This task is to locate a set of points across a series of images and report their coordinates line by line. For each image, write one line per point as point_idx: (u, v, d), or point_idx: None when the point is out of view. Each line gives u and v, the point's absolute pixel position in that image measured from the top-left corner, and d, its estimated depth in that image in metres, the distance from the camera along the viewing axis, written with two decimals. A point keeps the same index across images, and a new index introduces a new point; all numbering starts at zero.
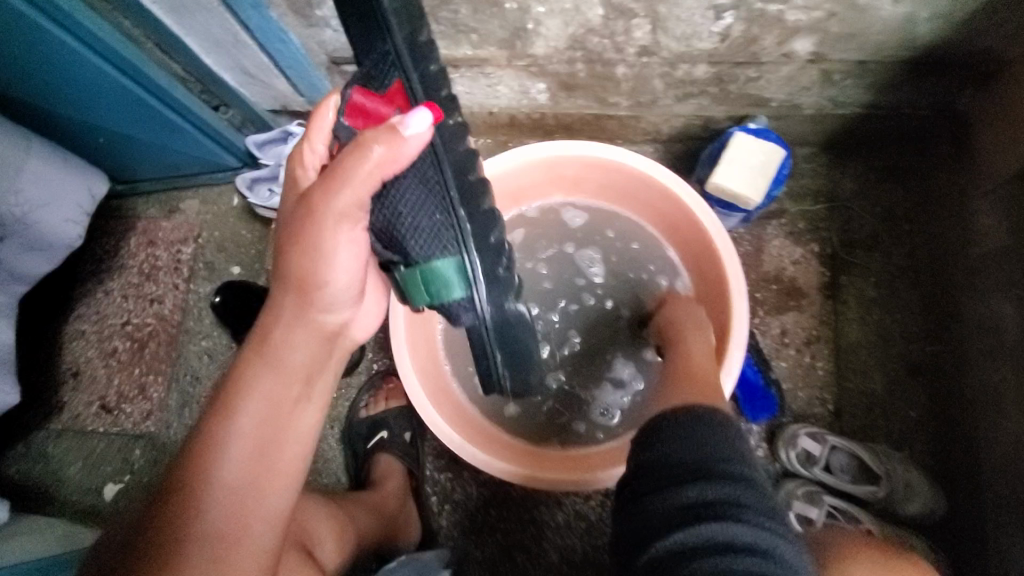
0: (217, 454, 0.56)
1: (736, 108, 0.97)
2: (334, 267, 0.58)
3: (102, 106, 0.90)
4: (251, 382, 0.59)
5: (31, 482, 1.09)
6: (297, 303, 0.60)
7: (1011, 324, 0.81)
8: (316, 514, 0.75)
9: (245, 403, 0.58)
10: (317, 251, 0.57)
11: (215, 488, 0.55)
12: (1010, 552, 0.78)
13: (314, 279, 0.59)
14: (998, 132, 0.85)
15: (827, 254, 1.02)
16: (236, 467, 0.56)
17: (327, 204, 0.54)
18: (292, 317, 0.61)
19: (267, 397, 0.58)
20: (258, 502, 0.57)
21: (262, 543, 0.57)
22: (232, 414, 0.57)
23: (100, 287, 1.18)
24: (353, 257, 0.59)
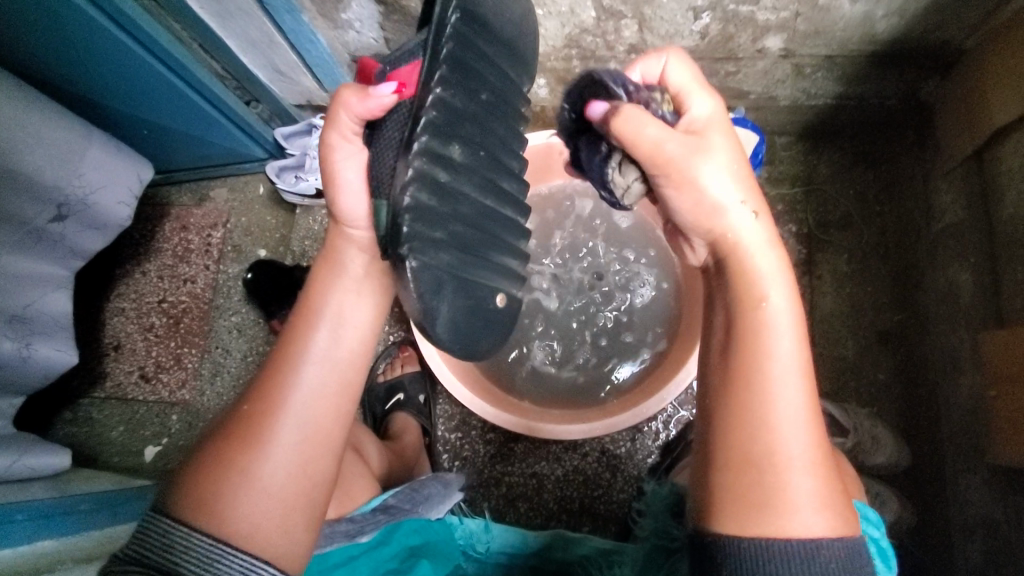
0: (293, 361, 0.65)
1: (718, 100, 1.07)
2: (342, 196, 0.65)
3: (150, 101, 1.01)
4: (318, 288, 0.69)
5: (77, 444, 1.20)
6: (338, 227, 0.69)
7: (965, 289, 0.90)
8: (366, 439, 0.91)
9: (315, 306, 0.68)
10: (331, 179, 0.65)
11: (290, 386, 0.63)
12: (966, 495, 0.86)
13: (334, 205, 0.66)
14: (951, 118, 0.94)
15: (803, 233, 1.12)
16: (309, 373, 0.64)
17: (334, 135, 0.63)
18: (340, 244, 0.69)
19: (329, 314, 0.67)
20: (326, 404, 0.65)
21: (327, 441, 0.64)
22: (305, 318, 0.67)
23: (138, 268, 1.29)
24: (358, 174, 0.64)
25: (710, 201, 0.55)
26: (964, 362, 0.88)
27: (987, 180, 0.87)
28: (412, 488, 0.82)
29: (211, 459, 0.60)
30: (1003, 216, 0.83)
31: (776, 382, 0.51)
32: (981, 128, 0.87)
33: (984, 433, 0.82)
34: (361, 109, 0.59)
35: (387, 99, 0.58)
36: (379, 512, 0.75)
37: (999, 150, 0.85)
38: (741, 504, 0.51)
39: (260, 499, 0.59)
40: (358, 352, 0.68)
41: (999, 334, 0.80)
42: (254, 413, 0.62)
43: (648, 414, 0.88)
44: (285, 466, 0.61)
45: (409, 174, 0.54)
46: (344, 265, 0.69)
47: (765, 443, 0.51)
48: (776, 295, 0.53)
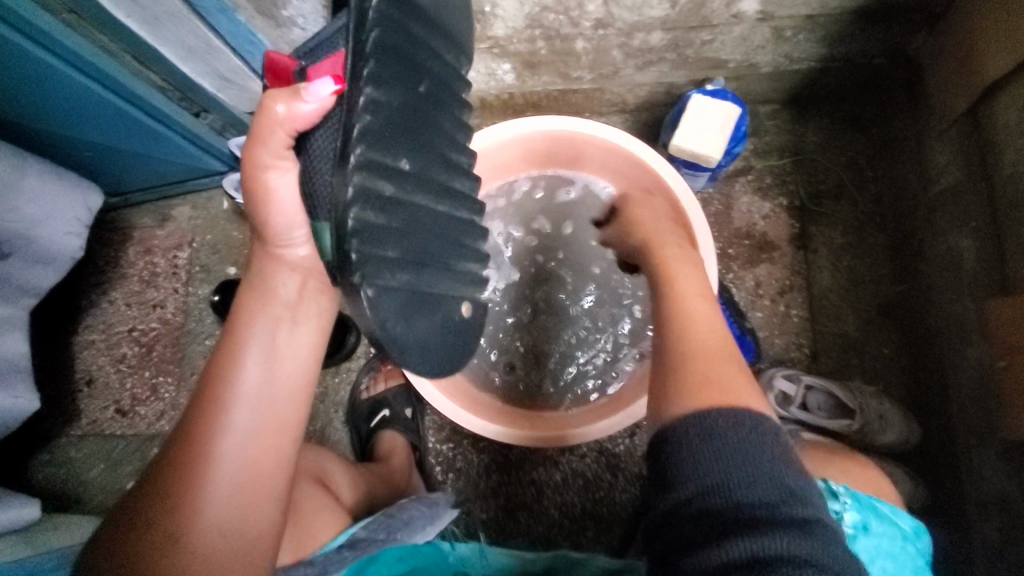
0: (218, 402, 0.58)
1: (696, 71, 1.00)
2: (274, 209, 0.56)
3: (86, 121, 0.94)
4: (245, 314, 0.61)
5: (58, 486, 1.15)
6: (267, 247, 0.61)
7: (968, 256, 0.84)
8: (332, 467, 0.85)
9: (244, 334, 0.60)
10: (257, 192, 0.56)
11: (218, 433, 0.57)
12: (980, 472, 0.81)
13: (263, 220, 0.58)
14: (942, 74, 0.88)
15: (795, 206, 1.06)
16: (240, 414, 0.58)
17: (261, 151, 0.53)
18: (271, 262, 0.61)
19: (258, 342, 0.60)
20: (265, 446, 0.59)
21: (265, 485, 0.58)
22: (234, 347, 0.60)
23: (104, 298, 1.23)
24: (291, 191, 0.55)
25: (640, 240, 0.78)
26: (970, 332, 0.84)
27: (983, 139, 0.81)
28: (388, 514, 0.77)
29: (138, 521, 0.54)
30: (1002, 177, 0.77)
31: (702, 314, 0.65)
32: (974, 83, 0.81)
33: (996, 407, 0.77)
34: (292, 119, 0.51)
35: (321, 108, 0.50)
36: (346, 549, 0.70)
37: (993, 105, 0.79)
38: (692, 392, 0.57)
39: (195, 564, 0.53)
40: (300, 382, 0.62)
41: (1006, 303, 0.75)
42: (179, 464, 0.55)
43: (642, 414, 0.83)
44: (218, 522, 0.55)
45: (350, 193, 0.46)
46: (273, 288, 0.61)
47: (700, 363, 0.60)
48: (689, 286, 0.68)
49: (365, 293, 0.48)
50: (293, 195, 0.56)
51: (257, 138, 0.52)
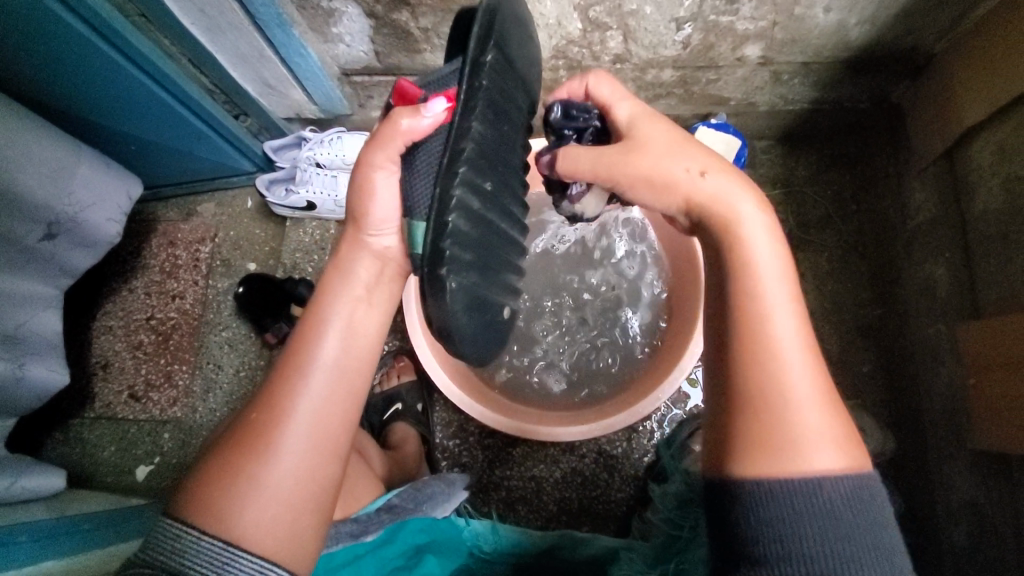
0: (299, 366, 0.61)
1: (700, 106, 1.10)
2: (375, 204, 0.66)
3: (138, 117, 1.01)
4: (331, 290, 0.67)
5: (69, 465, 1.18)
6: (357, 234, 0.68)
7: (942, 282, 0.94)
8: (368, 442, 0.92)
9: (330, 308, 0.65)
10: (362, 188, 0.65)
11: (297, 392, 0.60)
12: (951, 482, 0.89)
13: (361, 213, 0.67)
14: (921, 121, 0.99)
15: (785, 233, 1.15)
16: (317, 378, 0.61)
17: (372, 162, 0.64)
18: (355, 252, 0.68)
19: (338, 321, 0.65)
20: (336, 408, 0.61)
21: (338, 441, 0.61)
22: (318, 318, 0.65)
23: (125, 286, 1.28)
24: (392, 194, 0.66)
25: (711, 192, 0.57)
26: (943, 352, 0.92)
27: (957, 179, 0.92)
28: (415, 487, 0.78)
29: (217, 468, 0.57)
30: (975, 213, 0.87)
31: (775, 327, 0.51)
32: (951, 130, 0.92)
33: (965, 420, 0.85)
34: (413, 131, 0.61)
35: (438, 121, 0.60)
36: (382, 511, 0.73)
37: (968, 150, 0.90)
38: (753, 447, 0.48)
39: (269, 507, 0.56)
40: (364, 360, 0.65)
41: (976, 325, 0.84)
42: (260, 422, 0.59)
43: (645, 413, 0.89)
44: (294, 472, 0.58)
45: (452, 203, 0.57)
46: (352, 271, 0.68)
47: (773, 375, 0.49)
48: (762, 252, 0.54)
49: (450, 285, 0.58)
50: (392, 196, 0.66)
51: (377, 143, 0.62)
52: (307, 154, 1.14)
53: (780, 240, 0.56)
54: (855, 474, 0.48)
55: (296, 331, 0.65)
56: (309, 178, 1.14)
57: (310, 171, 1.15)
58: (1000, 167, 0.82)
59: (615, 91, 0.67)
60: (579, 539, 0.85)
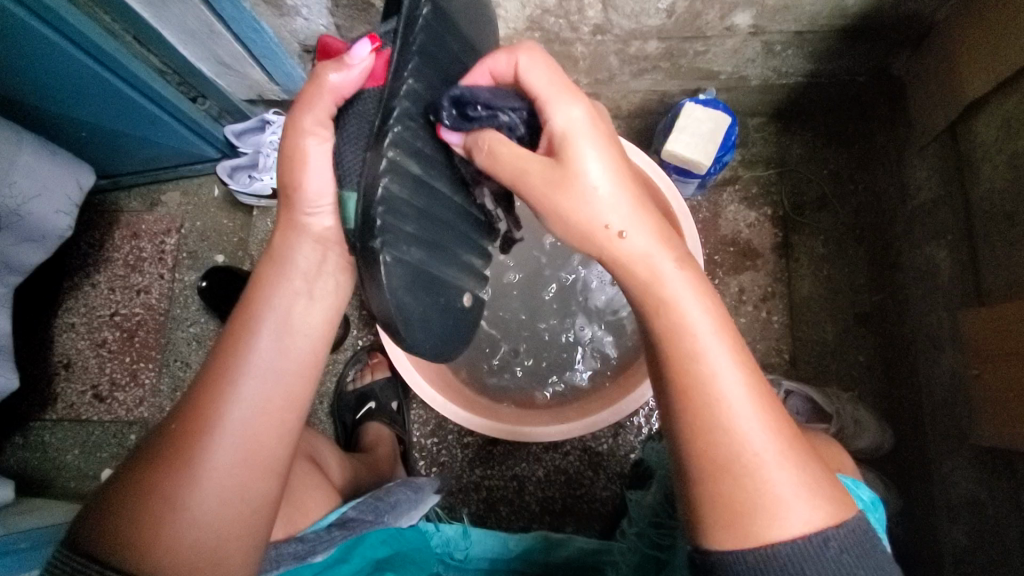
0: (229, 371, 0.57)
1: (688, 81, 1.03)
2: (308, 178, 0.58)
3: (84, 101, 0.94)
4: (264, 284, 0.61)
5: (32, 470, 1.13)
6: (292, 217, 0.61)
7: (944, 267, 0.88)
8: (325, 449, 0.86)
9: (263, 305, 0.60)
10: (291, 160, 0.57)
11: (224, 401, 0.56)
12: (951, 479, 0.84)
13: (293, 189, 0.59)
14: (923, 93, 0.92)
15: (779, 215, 1.09)
16: (248, 385, 0.57)
17: (302, 125, 0.56)
18: (293, 237, 0.61)
19: (273, 318, 0.60)
20: (271, 421, 0.58)
21: (269, 459, 0.57)
22: (249, 318, 0.60)
23: (87, 281, 1.22)
24: (325, 166, 0.57)
25: (636, 252, 0.53)
26: (944, 341, 0.87)
27: (961, 156, 0.85)
28: (376, 497, 0.77)
29: (132, 486, 0.53)
30: (979, 192, 0.81)
31: (721, 390, 0.49)
32: (954, 103, 0.85)
33: (968, 413, 0.80)
34: (341, 83, 0.54)
35: (366, 70, 0.54)
36: (336, 527, 0.70)
37: (973, 124, 0.83)
38: (721, 517, 0.49)
39: (189, 531, 0.53)
40: (305, 365, 0.61)
41: (978, 312, 0.79)
42: (183, 435, 0.55)
43: (629, 411, 0.84)
44: (219, 492, 0.54)
45: (383, 164, 0.51)
46: (290, 261, 0.62)
47: (726, 441, 0.49)
48: (697, 317, 0.51)
49: (383, 259, 0.52)
50: (327, 166, 0.57)
51: (304, 102, 0.55)
52: (270, 139, 1.07)
53: (709, 290, 0.53)
54: (829, 524, 0.48)
55: (225, 332, 0.60)
56: (273, 164, 1.07)
57: (274, 157, 1.08)
58: (1007, 143, 0.76)
59: (550, 83, 0.53)
60: (554, 542, 0.85)
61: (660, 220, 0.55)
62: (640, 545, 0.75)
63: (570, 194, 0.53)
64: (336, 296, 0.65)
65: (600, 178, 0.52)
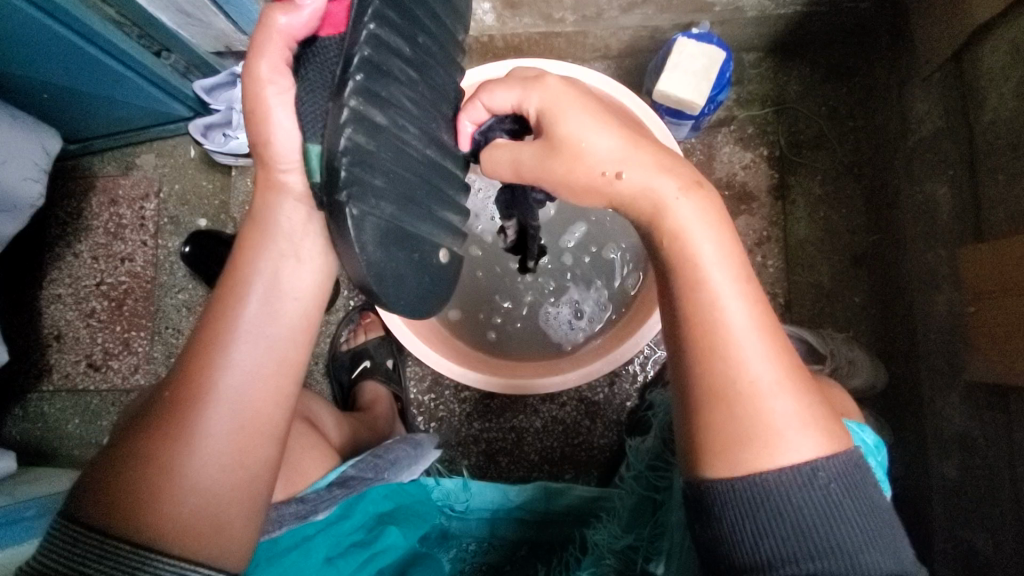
0: (219, 337, 0.56)
1: (680, 15, 0.97)
2: (274, 131, 0.53)
3: (39, 59, 0.88)
4: (251, 248, 0.59)
5: (34, 440, 1.14)
6: (269, 176, 0.57)
7: (943, 203, 0.86)
8: (323, 410, 0.86)
9: (249, 271, 0.58)
10: (255, 113, 0.54)
11: (217, 367, 0.56)
12: (942, 413, 0.85)
13: (263, 145, 0.55)
14: (930, 17, 0.87)
15: (775, 156, 1.06)
16: (239, 351, 0.56)
17: (260, 74, 0.52)
18: (274, 197, 0.58)
19: (262, 282, 0.58)
20: (268, 385, 0.57)
21: (268, 427, 0.57)
22: (236, 285, 0.58)
23: (69, 250, 1.19)
24: (290, 116, 0.53)
25: (638, 185, 0.53)
26: (941, 279, 0.86)
27: (965, 86, 0.82)
28: (376, 455, 0.76)
29: (128, 455, 0.53)
30: (984, 123, 0.78)
31: (724, 317, 0.49)
32: (959, 28, 0.81)
33: (963, 348, 0.80)
34: (292, 25, 0.50)
35: (320, 11, 0.50)
36: (337, 487, 0.70)
37: (979, 51, 0.79)
38: (723, 464, 0.49)
39: (189, 498, 0.53)
40: (296, 329, 0.60)
41: (977, 248, 0.78)
42: (178, 401, 0.55)
43: (623, 359, 0.84)
44: (218, 458, 0.54)
45: (344, 115, 0.46)
46: (272, 222, 0.58)
47: (727, 369, 0.49)
48: (707, 248, 0.51)
49: (350, 212, 0.47)
50: (292, 120, 0.53)
51: (256, 49, 0.52)
52: None
53: (721, 219, 0.52)
54: (834, 465, 0.48)
55: (211, 300, 0.59)
56: None
57: None
58: (1015, 69, 0.73)
59: (514, 90, 0.58)
60: (555, 491, 0.87)
61: (663, 154, 0.54)
62: (637, 488, 0.77)
63: (562, 161, 0.55)
64: (328, 258, 0.62)
65: (585, 129, 0.54)
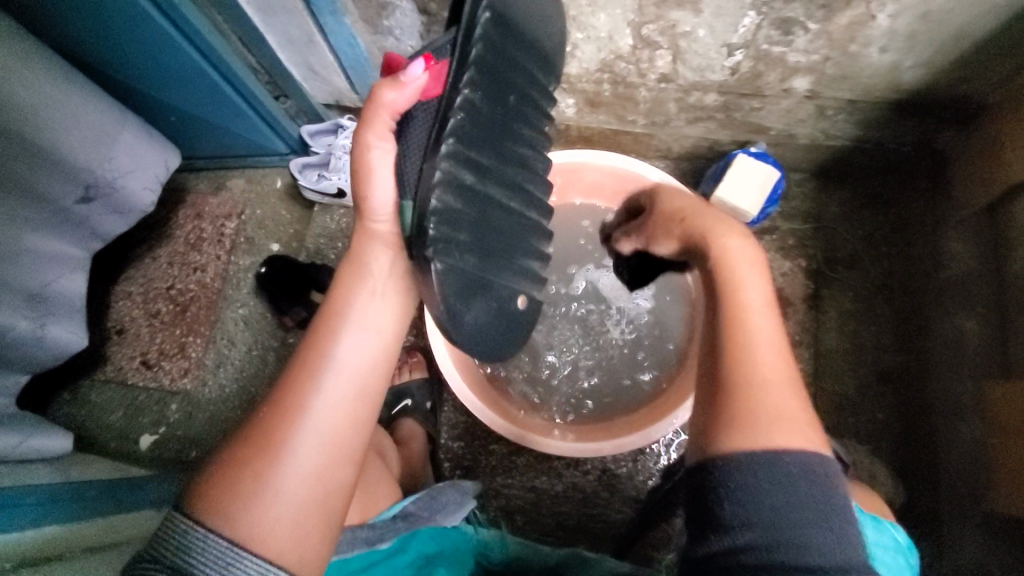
0: (315, 363, 0.62)
1: (740, 133, 1.09)
2: (373, 188, 0.64)
3: (178, 88, 1.01)
4: (346, 284, 0.67)
5: (75, 424, 1.19)
6: (363, 225, 0.68)
7: (971, 336, 0.92)
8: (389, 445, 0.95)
9: (346, 306, 0.66)
10: (360, 171, 0.64)
11: (311, 392, 0.60)
12: (957, 541, 0.88)
13: (364, 198, 0.66)
14: (966, 168, 0.97)
15: (811, 269, 1.16)
16: (332, 381, 0.61)
17: (368, 135, 0.62)
18: (368, 243, 0.68)
19: (351, 317, 0.65)
20: (346, 420, 0.61)
21: (349, 450, 0.61)
22: (335, 319, 0.65)
23: (149, 254, 1.28)
24: (388, 171, 0.63)
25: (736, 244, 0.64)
26: (965, 411, 0.91)
27: (997, 234, 0.90)
28: (432, 494, 0.80)
29: (224, 465, 0.57)
30: (1013, 269, 0.85)
31: (760, 350, 0.57)
32: (996, 184, 0.90)
33: (983, 479, 0.84)
34: (397, 99, 0.60)
35: (420, 87, 0.60)
36: (399, 519, 0.75)
37: (1012, 207, 0.87)
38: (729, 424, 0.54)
39: (278, 510, 0.55)
40: (380, 361, 0.65)
41: (1001, 385, 0.83)
42: (272, 417, 0.59)
43: (656, 437, 0.88)
44: (301, 476, 0.57)
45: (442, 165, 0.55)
46: (367, 267, 0.68)
47: (767, 398, 0.54)
48: (753, 293, 0.61)
49: (435, 265, 0.54)
50: (388, 173, 0.63)
51: (365, 121, 0.62)
52: (344, 143, 1.16)
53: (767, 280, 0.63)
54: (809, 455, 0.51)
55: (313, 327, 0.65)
56: None
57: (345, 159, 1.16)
58: None
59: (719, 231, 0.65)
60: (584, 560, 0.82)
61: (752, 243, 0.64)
62: None
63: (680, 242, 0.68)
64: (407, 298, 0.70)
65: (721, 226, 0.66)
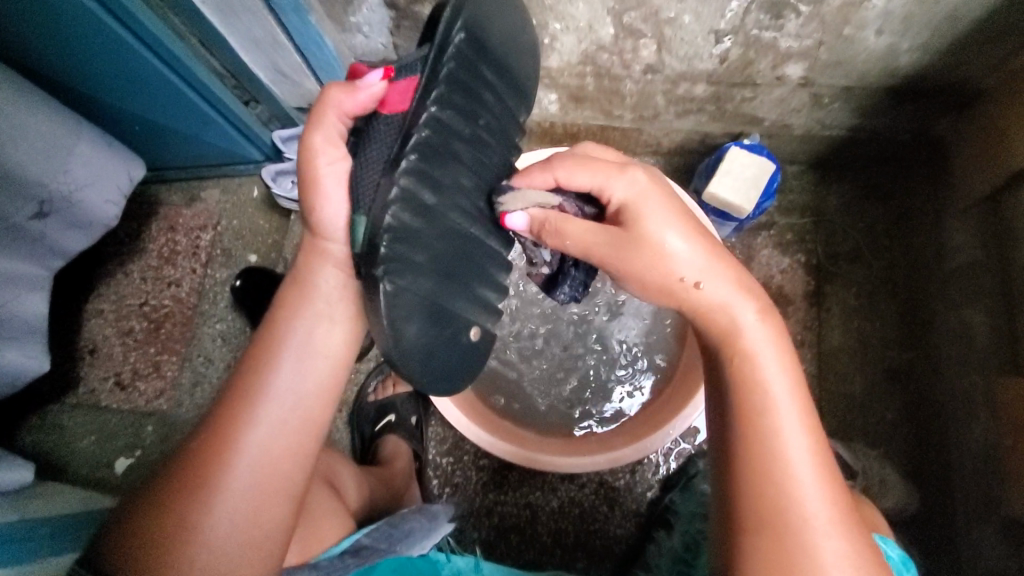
0: (253, 394, 0.58)
1: (732, 125, 1.04)
2: (324, 204, 0.58)
3: (138, 96, 0.96)
4: (290, 310, 0.61)
5: (44, 451, 1.12)
6: (314, 242, 0.61)
7: (979, 331, 0.87)
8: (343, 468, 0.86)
9: (288, 331, 0.60)
10: (310, 187, 0.58)
11: (245, 425, 0.56)
12: (977, 547, 0.83)
13: (313, 214, 0.59)
14: (970, 154, 0.92)
15: (812, 263, 1.10)
16: (266, 415, 0.57)
17: (314, 141, 0.57)
18: (318, 261, 0.61)
19: (293, 345, 0.60)
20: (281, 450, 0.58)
21: (287, 486, 0.58)
22: (272, 345, 0.60)
23: (121, 270, 1.23)
24: (338, 186, 0.57)
25: (717, 300, 0.57)
26: (977, 407, 0.86)
27: (1004, 222, 0.85)
28: (390, 524, 0.75)
29: (148, 505, 0.54)
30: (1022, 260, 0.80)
31: (779, 422, 0.52)
32: (999, 169, 0.85)
33: (998, 481, 0.80)
34: (347, 103, 0.56)
35: (376, 95, 0.55)
36: (347, 556, 0.68)
37: (1018, 193, 0.83)
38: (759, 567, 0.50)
39: (203, 551, 0.53)
40: (324, 388, 0.61)
41: (1013, 382, 0.78)
42: (201, 456, 0.55)
43: (650, 449, 0.84)
44: (232, 516, 0.55)
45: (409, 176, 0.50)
46: (313, 286, 0.61)
47: (773, 493, 0.51)
48: (768, 368, 0.55)
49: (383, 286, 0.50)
50: (339, 189, 0.57)
51: (314, 122, 0.57)
52: None
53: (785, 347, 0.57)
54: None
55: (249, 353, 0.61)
56: None
57: None
58: None
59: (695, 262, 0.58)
60: None
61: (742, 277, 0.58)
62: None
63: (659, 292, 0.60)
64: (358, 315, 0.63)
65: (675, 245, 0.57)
